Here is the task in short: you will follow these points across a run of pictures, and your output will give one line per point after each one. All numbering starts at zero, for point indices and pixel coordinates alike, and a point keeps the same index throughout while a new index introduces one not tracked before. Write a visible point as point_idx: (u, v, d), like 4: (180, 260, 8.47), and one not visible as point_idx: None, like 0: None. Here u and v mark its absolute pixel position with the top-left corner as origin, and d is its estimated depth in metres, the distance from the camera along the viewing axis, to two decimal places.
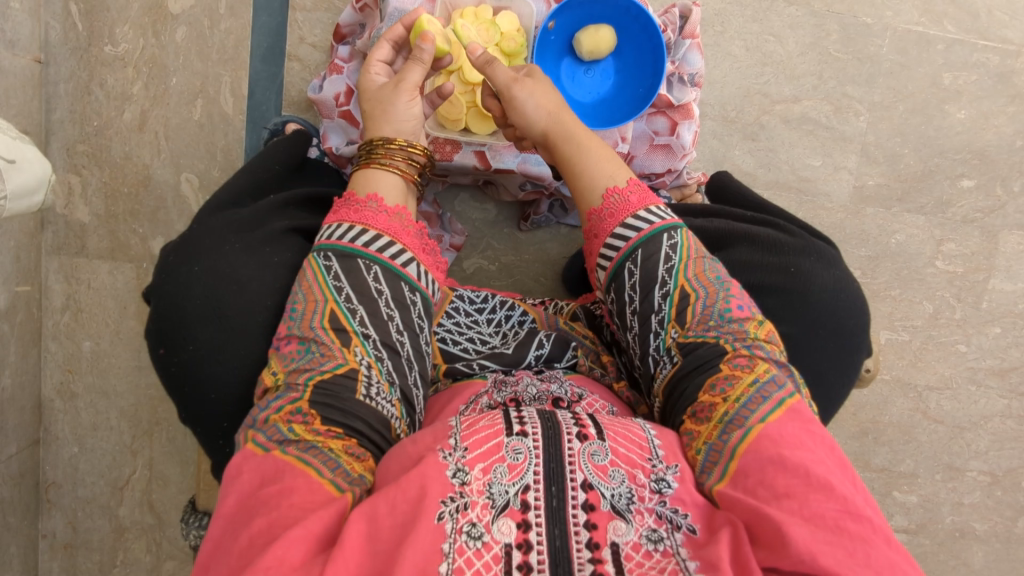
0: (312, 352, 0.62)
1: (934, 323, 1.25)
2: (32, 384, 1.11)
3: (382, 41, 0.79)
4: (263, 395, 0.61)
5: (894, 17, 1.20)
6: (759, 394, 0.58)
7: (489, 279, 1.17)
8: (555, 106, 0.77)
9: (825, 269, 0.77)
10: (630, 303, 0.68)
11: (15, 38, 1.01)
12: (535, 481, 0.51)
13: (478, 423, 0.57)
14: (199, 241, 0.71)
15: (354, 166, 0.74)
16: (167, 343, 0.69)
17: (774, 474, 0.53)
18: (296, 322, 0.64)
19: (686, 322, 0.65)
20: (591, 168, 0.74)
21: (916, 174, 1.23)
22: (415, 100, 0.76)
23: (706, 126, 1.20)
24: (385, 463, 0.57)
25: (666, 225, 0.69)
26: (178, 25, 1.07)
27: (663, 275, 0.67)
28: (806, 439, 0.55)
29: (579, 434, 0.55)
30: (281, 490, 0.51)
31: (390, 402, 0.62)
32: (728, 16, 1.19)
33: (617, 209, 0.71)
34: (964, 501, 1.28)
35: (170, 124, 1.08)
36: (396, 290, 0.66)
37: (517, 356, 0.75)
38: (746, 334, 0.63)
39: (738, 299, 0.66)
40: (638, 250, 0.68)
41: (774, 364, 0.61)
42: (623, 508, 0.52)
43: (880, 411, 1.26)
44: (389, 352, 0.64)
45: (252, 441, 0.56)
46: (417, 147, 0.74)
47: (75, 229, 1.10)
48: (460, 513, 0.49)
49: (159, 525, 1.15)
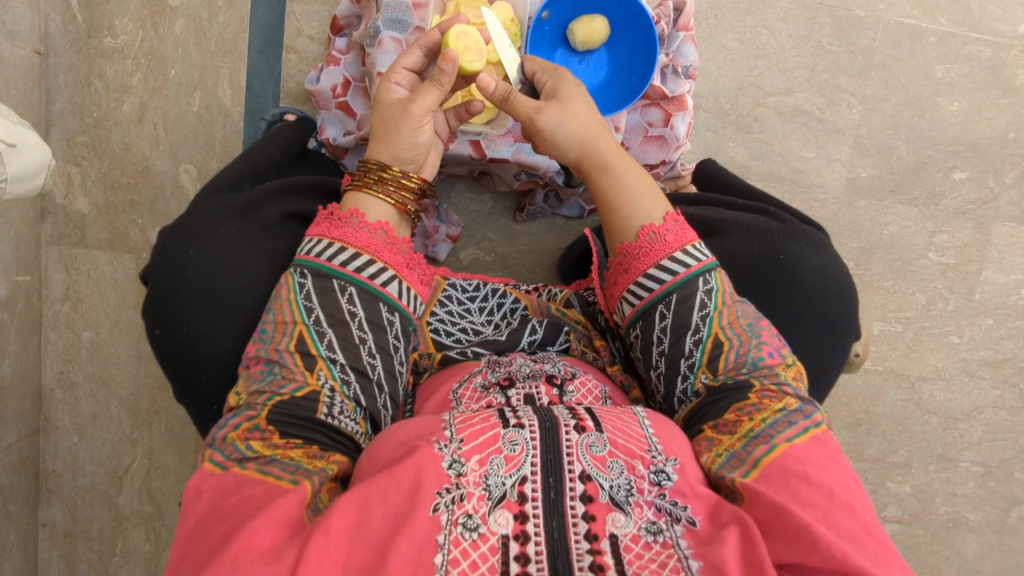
0: (274, 374, 0.63)
1: (927, 315, 1.26)
2: (32, 373, 1.12)
3: (412, 46, 0.75)
4: (225, 413, 0.62)
5: (886, 10, 1.22)
6: (785, 419, 0.60)
7: (485, 270, 1.18)
8: (586, 135, 0.72)
9: (814, 254, 0.78)
10: (658, 345, 0.68)
11: (16, 30, 1.02)
12: (532, 473, 0.53)
13: (473, 417, 0.58)
14: (195, 223, 0.72)
15: (348, 186, 0.73)
16: (162, 323, 0.70)
17: (797, 485, 0.54)
18: (264, 344, 0.65)
19: (718, 369, 0.65)
20: (628, 201, 0.72)
21: (908, 166, 1.24)
22: (426, 123, 0.71)
23: (700, 118, 1.22)
24: (372, 450, 0.58)
25: (703, 267, 0.68)
26: (177, 18, 1.08)
27: (697, 321, 0.66)
28: (830, 463, 0.57)
29: (577, 427, 0.56)
30: (241, 500, 0.52)
31: (353, 420, 0.63)
32: (721, 9, 1.20)
33: (652, 248, 0.69)
34: (957, 492, 1.29)
35: (168, 116, 1.09)
36: (371, 311, 0.66)
37: (512, 341, 0.77)
38: (774, 367, 0.65)
39: (771, 341, 0.66)
40: (673, 294, 0.67)
41: (801, 400, 0.63)
42: (622, 500, 0.53)
43: (874, 402, 1.27)
44: (357, 374, 0.65)
45: (211, 461, 0.56)
46: (412, 178, 0.72)
47: (75, 220, 1.11)
48: (456, 504, 0.51)
49: (158, 514, 1.16)
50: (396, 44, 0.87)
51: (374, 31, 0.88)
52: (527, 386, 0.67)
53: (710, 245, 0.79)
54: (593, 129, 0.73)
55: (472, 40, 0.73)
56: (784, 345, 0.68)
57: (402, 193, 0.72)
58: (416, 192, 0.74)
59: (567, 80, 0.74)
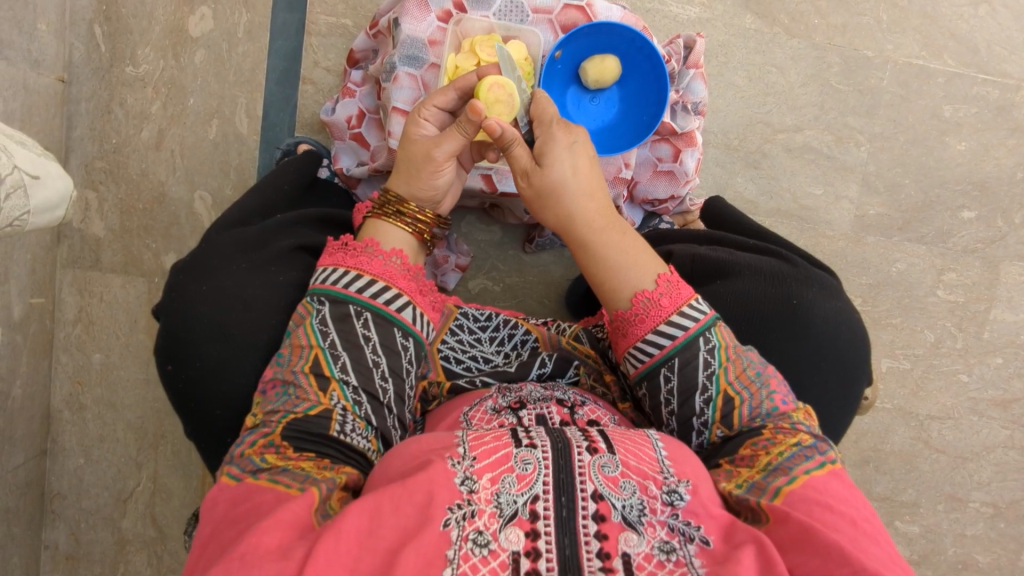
0: (289, 395, 0.63)
1: (936, 352, 1.26)
2: (43, 395, 1.12)
3: (448, 88, 0.76)
4: (242, 432, 0.63)
5: (895, 50, 1.23)
6: (801, 452, 0.61)
7: (493, 299, 1.19)
8: (565, 202, 0.72)
9: (827, 300, 0.78)
10: (667, 405, 0.69)
11: (42, 58, 1.04)
12: (545, 491, 0.53)
13: (485, 436, 0.58)
14: (208, 260, 0.73)
15: (367, 215, 0.75)
16: (174, 359, 0.71)
17: (821, 512, 0.55)
18: (281, 366, 0.66)
19: (732, 424, 0.66)
20: (611, 274, 0.72)
21: (917, 204, 1.24)
22: (445, 169, 0.74)
23: (709, 153, 1.23)
24: (387, 461, 0.59)
25: (702, 326, 0.68)
26: (198, 48, 1.10)
27: (704, 381, 0.67)
28: (847, 496, 0.58)
29: (589, 447, 0.57)
30: (251, 507, 0.52)
31: (365, 437, 0.64)
32: (732, 47, 1.22)
33: (647, 314, 0.69)
34: (967, 533, 1.27)
35: (186, 143, 1.11)
36: (387, 335, 0.67)
37: (521, 372, 0.77)
38: (788, 413, 0.66)
39: (779, 390, 0.68)
40: (675, 357, 0.67)
41: (814, 436, 0.64)
42: (634, 520, 0.53)
43: (882, 439, 1.26)
44: (369, 396, 0.65)
45: (227, 474, 0.57)
46: (426, 216, 0.75)
47: (90, 243, 1.13)
48: (467, 520, 0.51)
49: (161, 538, 1.15)
50: (412, 81, 0.90)
51: (390, 66, 0.90)
52: (538, 407, 0.68)
53: (722, 288, 0.79)
54: (576, 198, 0.72)
55: (505, 92, 0.74)
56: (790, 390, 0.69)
57: (421, 224, 0.75)
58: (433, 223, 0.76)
59: (557, 140, 0.72)
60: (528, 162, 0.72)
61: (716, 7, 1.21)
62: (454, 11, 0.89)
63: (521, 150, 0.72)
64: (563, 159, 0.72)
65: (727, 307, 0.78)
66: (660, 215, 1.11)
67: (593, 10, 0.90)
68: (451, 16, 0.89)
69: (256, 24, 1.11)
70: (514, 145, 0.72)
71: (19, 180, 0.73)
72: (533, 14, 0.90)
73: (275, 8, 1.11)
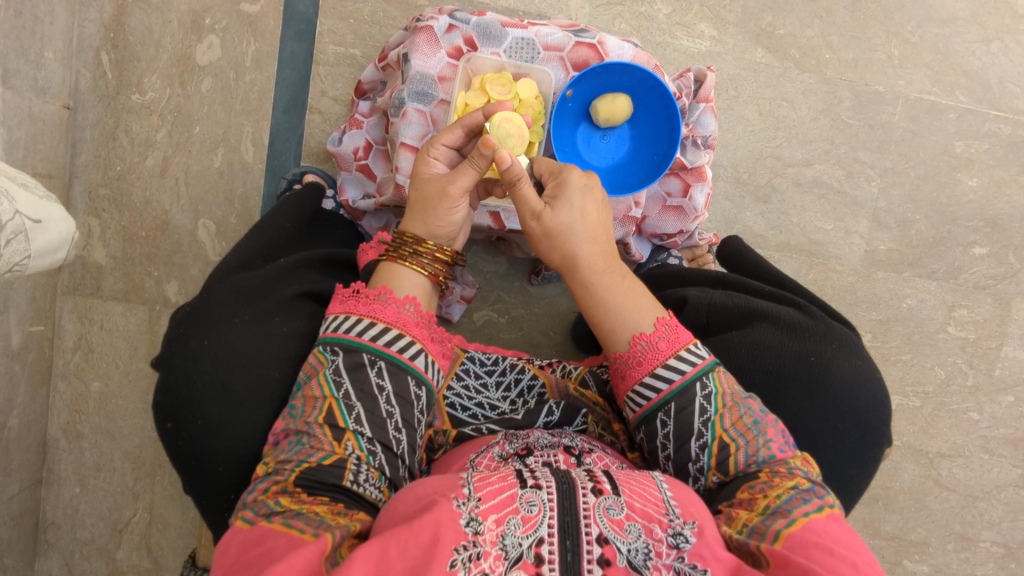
0: (302, 444, 0.62)
1: (946, 390, 1.24)
2: (39, 424, 1.11)
3: (455, 125, 0.75)
4: (253, 481, 0.61)
5: (906, 86, 1.22)
6: (799, 495, 0.59)
7: (498, 331, 1.17)
8: (571, 245, 0.71)
9: (847, 357, 0.77)
10: (663, 449, 0.67)
11: (47, 86, 1.04)
12: (550, 534, 0.51)
13: (491, 476, 0.56)
14: (209, 312, 0.71)
15: (382, 258, 0.74)
16: (175, 417, 0.69)
17: (820, 555, 0.53)
18: (294, 417, 0.64)
19: (729, 470, 0.64)
20: (613, 318, 0.70)
21: (927, 241, 1.23)
22: (460, 206, 0.73)
23: (719, 187, 1.21)
24: (393, 503, 0.57)
25: (700, 370, 0.66)
26: (205, 76, 1.10)
27: (699, 426, 0.65)
28: (847, 538, 0.56)
29: (595, 488, 0.55)
30: (264, 552, 0.51)
31: (378, 488, 0.62)
32: (742, 81, 1.21)
33: (644, 357, 0.68)
34: (976, 573, 1.25)
35: (191, 171, 1.10)
36: (400, 384, 0.66)
37: (528, 421, 0.76)
38: (785, 460, 0.63)
39: (777, 436, 0.65)
40: (671, 402, 0.66)
41: (812, 480, 0.62)
42: (640, 564, 0.51)
43: (891, 478, 1.24)
44: (382, 447, 0.64)
45: (240, 518, 0.55)
46: (445, 252, 0.74)
47: (92, 270, 1.11)
48: (472, 562, 0.49)
49: (157, 569, 1.13)
50: (421, 116, 0.89)
51: (399, 102, 0.89)
52: (545, 454, 0.66)
53: (737, 337, 0.78)
54: (582, 242, 0.71)
55: (515, 129, 0.77)
56: (790, 438, 0.67)
57: (436, 264, 0.73)
58: (448, 262, 0.75)
59: (569, 184, 0.72)
60: (537, 205, 0.70)
61: (726, 41, 1.21)
62: (464, 48, 0.89)
63: (528, 189, 0.70)
64: (571, 202, 0.71)
65: (744, 357, 0.76)
66: (667, 250, 1.10)
67: (604, 48, 0.90)
68: (462, 53, 0.89)
69: (264, 53, 1.10)
70: (521, 183, 0.69)
71: (20, 226, 0.72)
72: (544, 52, 0.90)
73: (283, 38, 1.11)
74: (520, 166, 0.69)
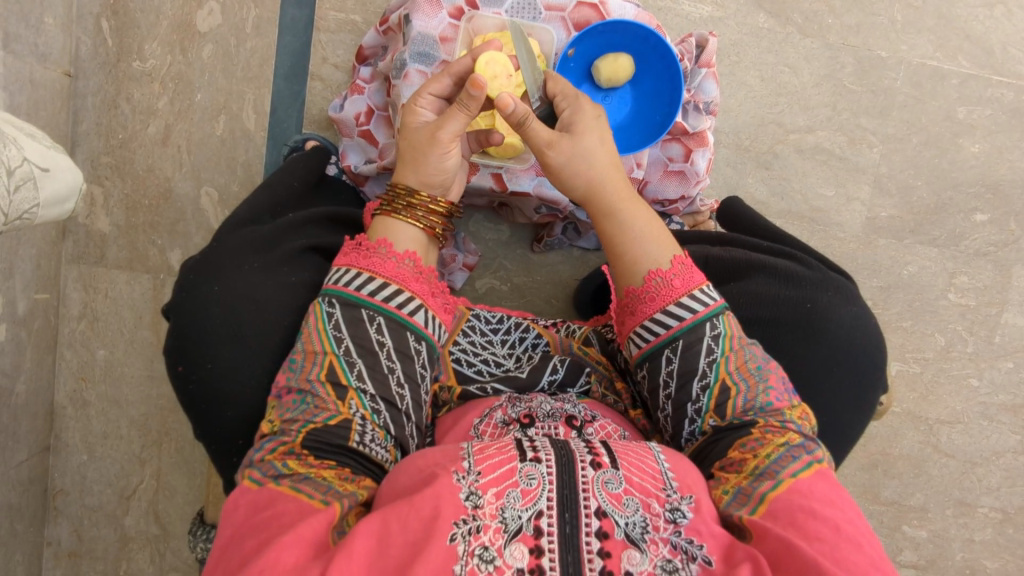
0: (306, 403, 0.62)
1: (946, 356, 1.24)
2: (45, 392, 1.12)
3: (442, 74, 0.74)
4: (259, 439, 0.62)
5: (909, 51, 1.22)
6: (788, 453, 0.59)
7: (500, 299, 1.18)
8: (594, 173, 0.71)
9: (843, 304, 0.77)
10: (664, 388, 0.68)
11: (48, 53, 1.04)
12: (549, 507, 0.51)
13: (491, 448, 0.57)
14: (220, 259, 0.72)
15: (377, 211, 0.74)
16: (185, 360, 0.70)
17: (804, 519, 0.53)
18: (294, 373, 0.64)
19: (725, 414, 0.64)
20: (639, 247, 0.71)
21: (929, 207, 1.23)
22: (452, 152, 0.72)
23: (721, 153, 1.22)
24: (395, 474, 0.58)
25: (710, 311, 0.67)
26: (206, 43, 1.10)
27: (704, 367, 0.66)
28: (833, 497, 0.56)
29: (593, 462, 0.55)
30: (273, 516, 0.52)
31: (383, 447, 0.63)
32: (744, 47, 1.21)
33: (657, 294, 0.68)
34: (975, 539, 1.26)
35: (193, 139, 1.11)
36: (400, 339, 0.66)
37: (532, 380, 0.76)
38: (781, 410, 0.64)
39: (777, 385, 0.65)
40: (679, 339, 0.66)
41: (805, 436, 0.62)
42: (637, 538, 0.51)
43: (891, 443, 1.25)
44: (386, 404, 0.65)
45: (249, 478, 0.56)
46: (440, 203, 0.74)
47: (96, 239, 1.12)
48: (472, 536, 0.49)
49: (164, 536, 1.15)
50: (422, 77, 0.89)
51: (400, 63, 0.89)
52: (546, 426, 0.67)
53: (736, 288, 0.79)
54: (603, 169, 0.72)
55: (502, 69, 0.76)
56: (790, 387, 0.67)
57: (431, 217, 0.74)
58: (444, 215, 0.75)
59: (586, 112, 0.72)
60: (549, 134, 0.70)
61: (729, 7, 1.20)
62: (465, 8, 0.89)
63: (537, 124, 0.69)
64: (589, 125, 0.72)
65: (741, 305, 0.78)
66: (670, 216, 1.08)
67: (607, 9, 0.91)
68: (463, 14, 0.89)
69: (265, 19, 1.10)
70: (530, 120, 0.68)
71: (29, 173, 0.74)
72: (546, 12, 0.90)
73: (283, 4, 1.11)
74: (522, 104, 0.68)
